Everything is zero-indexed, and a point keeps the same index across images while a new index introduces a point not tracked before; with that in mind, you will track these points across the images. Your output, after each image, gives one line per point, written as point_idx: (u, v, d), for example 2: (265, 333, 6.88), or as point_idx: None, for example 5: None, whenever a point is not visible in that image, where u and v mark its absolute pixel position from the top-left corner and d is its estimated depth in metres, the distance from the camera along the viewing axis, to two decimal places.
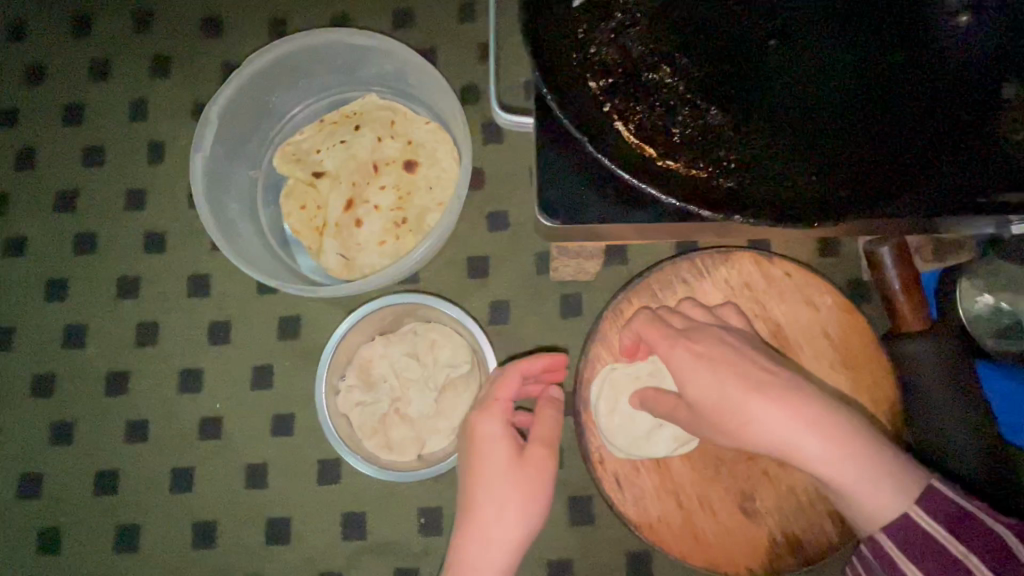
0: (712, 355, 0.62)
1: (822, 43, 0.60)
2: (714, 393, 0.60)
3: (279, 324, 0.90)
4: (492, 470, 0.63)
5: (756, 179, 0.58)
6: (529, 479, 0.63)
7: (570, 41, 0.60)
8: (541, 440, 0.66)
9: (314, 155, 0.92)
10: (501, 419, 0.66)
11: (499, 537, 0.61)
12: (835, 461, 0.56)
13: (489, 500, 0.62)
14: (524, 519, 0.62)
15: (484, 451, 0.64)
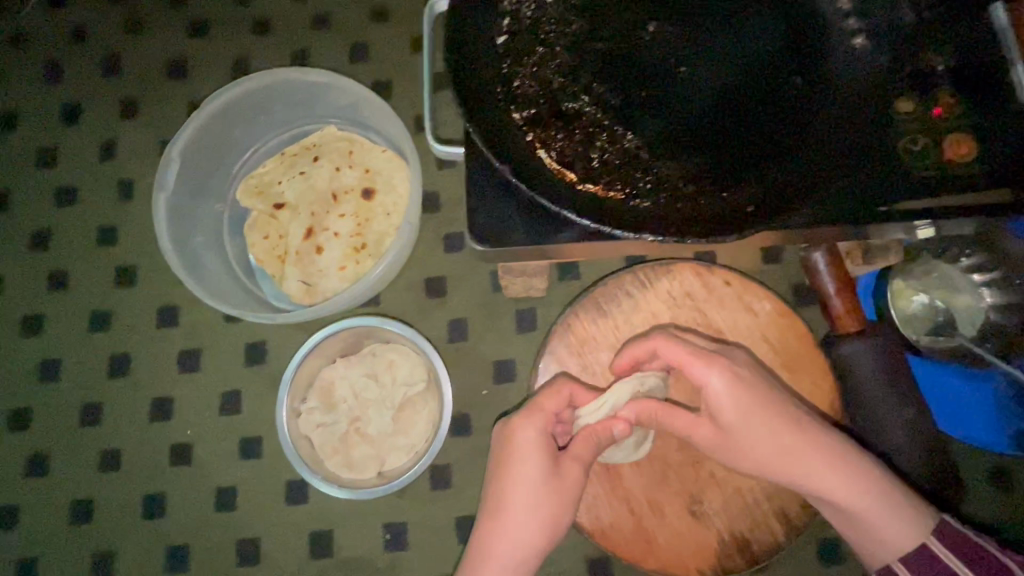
0: (744, 381, 0.66)
1: (728, 68, 0.65)
2: (751, 414, 0.65)
3: (246, 350, 0.94)
4: (528, 480, 0.66)
5: (671, 197, 0.62)
6: (561, 494, 0.66)
7: (495, 77, 0.65)
8: (579, 459, 0.68)
9: (275, 187, 0.96)
10: (543, 433, 0.67)
11: (521, 547, 0.65)
12: (857, 493, 0.64)
13: (518, 507, 0.66)
14: (546, 530, 0.66)
15: (525, 460, 0.66)
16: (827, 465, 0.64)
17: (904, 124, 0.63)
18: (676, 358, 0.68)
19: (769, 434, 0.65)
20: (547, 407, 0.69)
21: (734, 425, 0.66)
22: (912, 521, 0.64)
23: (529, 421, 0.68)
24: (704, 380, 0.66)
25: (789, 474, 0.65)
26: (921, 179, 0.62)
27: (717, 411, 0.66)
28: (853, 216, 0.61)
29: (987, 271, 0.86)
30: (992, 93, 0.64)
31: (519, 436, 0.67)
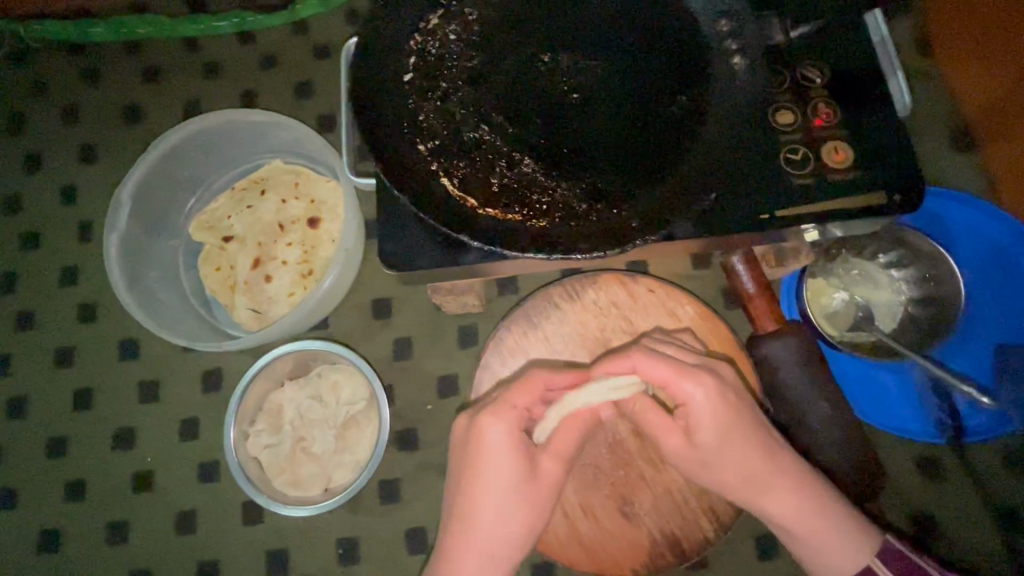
0: (725, 399, 0.66)
1: (618, 91, 0.69)
2: (738, 434, 0.66)
3: (203, 378, 0.98)
4: (501, 484, 0.63)
5: (566, 216, 0.66)
6: (539, 493, 0.65)
7: (402, 112, 0.70)
8: (559, 454, 0.66)
9: (225, 221, 1.01)
10: (513, 429, 0.64)
11: (500, 552, 0.63)
12: (814, 510, 0.67)
13: (494, 512, 0.63)
14: (526, 532, 0.64)
15: (498, 464, 0.63)
16: (789, 493, 0.66)
17: (785, 134, 0.67)
18: (660, 376, 0.66)
19: (740, 459, 0.66)
20: (518, 405, 0.65)
21: (708, 446, 0.66)
22: (862, 543, 0.67)
23: (499, 419, 0.64)
24: (687, 398, 0.66)
25: (772, 489, 0.67)
26: (799, 187, 0.66)
27: (694, 428, 0.67)
28: (737, 224, 0.65)
29: (903, 268, 0.90)
30: (871, 102, 0.69)
31: (487, 436, 0.63)
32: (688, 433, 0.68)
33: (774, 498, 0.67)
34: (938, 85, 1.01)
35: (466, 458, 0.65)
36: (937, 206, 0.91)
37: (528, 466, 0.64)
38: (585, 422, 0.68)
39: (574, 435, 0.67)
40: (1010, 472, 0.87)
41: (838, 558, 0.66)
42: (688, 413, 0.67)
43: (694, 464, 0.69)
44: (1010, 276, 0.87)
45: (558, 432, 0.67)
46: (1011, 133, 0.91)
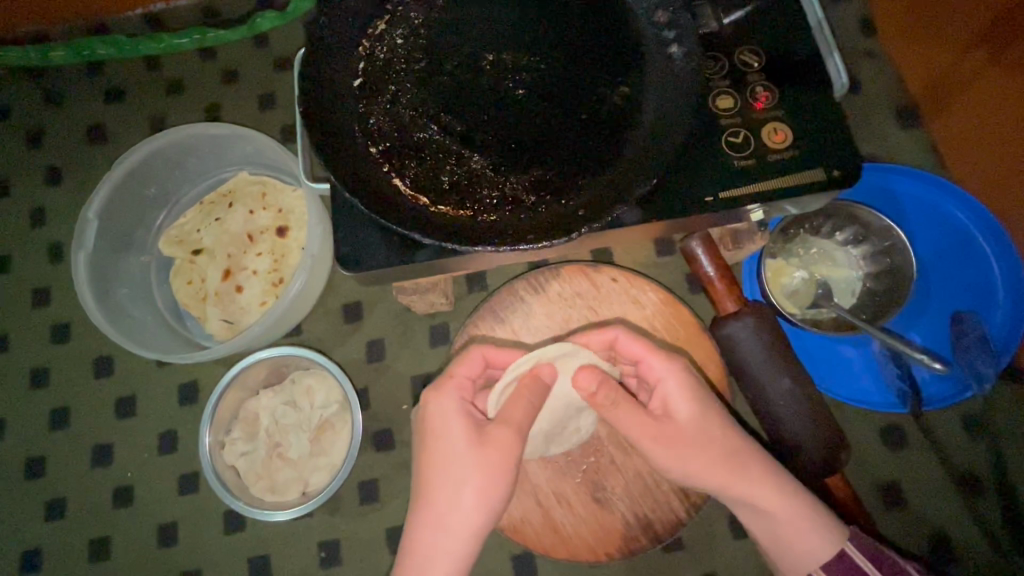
0: (697, 379, 0.70)
1: (561, 85, 0.71)
2: (706, 415, 0.67)
3: (179, 390, 0.99)
4: (450, 451, 0.65)
5: (515, 210, 0.67)
6: (489, 458, 0.64)
7: (352, 116, 0.71)
8: (509, 422, 0.66)
9: (194, 234, 1.03)
10: (460, 397, 0.68)
11: (457, 525, 0.62)
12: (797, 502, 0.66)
13: (447, 480, 0.64)
14: (481, 501, 0.63)
15: (445, 430, 0.66)
16: (762, 473, 0.66)
17: (724, 119, 0.69)
18: (635, 352, 0.72)
19: (713, 437, 0.66)
20: (458, 374, 0.71)
21: (687, 421, 0.67)
22: (824, 526, 0.68)
23: (445, 391, 0.69)
24: (659, 376, 0.70)
25: (766, 478, 0.66)
26: (740, 168, 0.68)
27: (671, 407, 0.68)
28: (681, 207, 0.67)
29: (860, 244, 0.92)
30: (809, 82, 0.71)
31: (436, 407, 0.67)
32: (666, 415, 0.68)
33: (772, 487, 0.66)
34: (884, 65, 1.04)
35: (418, 431, 0.69)
36: (890, 183, 0.93)
37: (475, 432, 0.65)
38: (531, 395, 0.69)
39: (521, 408, 0.67)
40: (970, 437, 0.89)
41: (802, 541, 0.67)
42: (661, 394, 0.70)
43: (674, 451, 0.66)
44: (962, 245, 0.90)
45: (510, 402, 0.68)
46: (955, 108, 0.93)
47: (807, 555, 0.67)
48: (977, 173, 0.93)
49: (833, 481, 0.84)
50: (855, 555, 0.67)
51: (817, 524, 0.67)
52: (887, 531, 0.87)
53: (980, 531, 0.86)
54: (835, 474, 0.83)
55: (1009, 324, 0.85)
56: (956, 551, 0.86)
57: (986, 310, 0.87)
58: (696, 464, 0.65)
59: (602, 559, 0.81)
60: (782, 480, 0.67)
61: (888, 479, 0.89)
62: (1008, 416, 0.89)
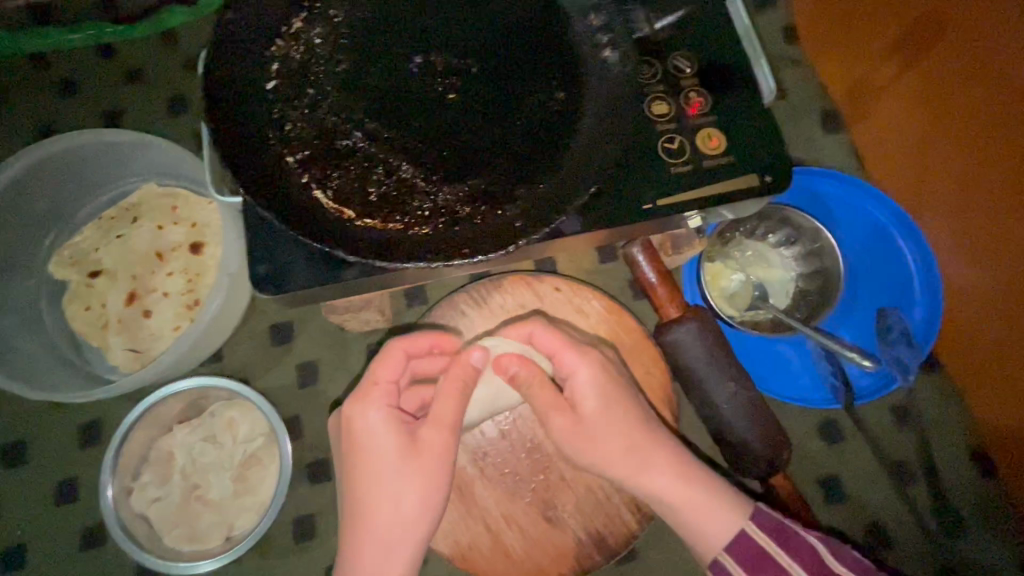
0: (606, 371, 0.70)
1: (494, 89, 0.67)
2: (609, 411, 0.68)
3: (79, 432, 0.87)
4: (385, 468, 0.63)
5: (450, 222, 0.63)
6: (424, 466, 0.64)
7: (266, 123, 0.65)
8: (442, 422, 0.65)
9: (92, 254, 0.92)
10: (386, 408, 0.65)
11: (401, 537, 0.63)
12: (713, 488, 0.70)
13: (387, 495, 0.63)
14: (421, 510, 0.64)
15: (377, 448, 0.64)
16: (671, 459, 0.69)
17: (660, 126, 0.68)
18: (549, 346, 0.70)
19: (618, 428, 0.68)
20: (381, 380, 0.66)
21: (591, 415, 0.68)
22: (739, 507, 0.70)
23: (368, 403, 0.65)
24: (572, 370, 0.69)
25: (679, 467, 0.70)
26: (677, 174, 0.67)
27: (579, 402, 0.68)
28: (621, 216, 0.65)
29: (791, 246, 0.94)
30: (740, 88, 0.71)
31: (361, 422, 0.64)
32: (574, 409, 0.69)
33: (681, 475, 0.70)
34: (807, 71, 1.08)
35: (344, 447, 0.66)
36: (817, 186, 0.96)
37: (407, 442, 0.64)
38: (461, 388, 0.66)
39: (450, 402, 0.66)
40: (899, 427, 0.93)
41: (714, 527, 0.69)
42: (572, 387, 0.69)
43: (580, 441, 0.68)
44: (881, 244, 0.95)
45: (438, 398, 0.66)
46: (872, 114, 0.98)
47: (709, 536, 0.69)
48: (894, 176, 0.98)
49: (778, 481, 0.84)
50: (755, 533, 0.69)
51: (719, 503, 0.70)
52: (827, 524, 0.90)
53: (911, 518, 0.90)
54: (780, 473, 0.84)
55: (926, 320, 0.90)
56: (891, 539, 0.90)
57: (907, 307, 0.92)
58: (597, 454, 0.68)
59: None
60: (675, 463, 0.69)
61: (827, 473, 0.92)
62: (931, 405, 0.93)
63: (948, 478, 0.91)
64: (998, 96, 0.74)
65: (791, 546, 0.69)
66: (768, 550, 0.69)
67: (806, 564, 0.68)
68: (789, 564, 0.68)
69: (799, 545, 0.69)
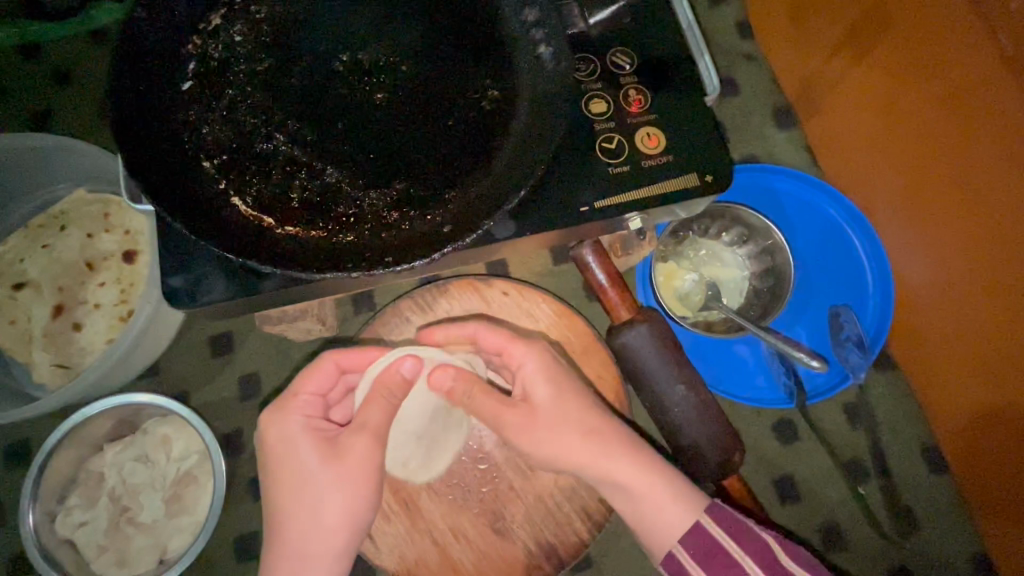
0: (557, 361, 0.71)
1: (423, 88, 0.65)
2: (559, 408, 0.68)
3: (7, 453, 0.84)
4: (302, 476, 0.62)
5: (377, 229, 0.61)
6: (343, 474, 0.62)
7: (181, 126, 0.61)
8: (366, 426, 0.62)
9: (16, 265, 0.87)
10: (307, 416, 0.64)
11: (320, 547, 0.62)
12: (654, 485, 0.68)
13: (303, 504, 0.61)
14: (344, 520, 0.62)
15: (296, 454, 0.62)
16: (614, 448, 0.68)
17: (598, 125, 0.66)
18: (497, 343, 0.71)
19: (572, 415, 0.68)
20: (304, 391, 0.65)
21: (545, 404, 0.68)
22: (692, 500, 0.69)
23: (287, 413, 0.64)
24: (520, 362, 0.70)
25: (617, 460, 0.68)
26: (615, 175, 0.65)
27: (529, 391, 0.69)
28: (556, 219, 0.63)
29: (745, 244, 0.93)
30: (680, 86, 0.69)
31: (280, 429, 0.63)
32: (526, 401, 0.69)
33: (619, 466, 0.68)
34: (762, 66, 1.07)
35: (263, 457, 0.64)
36: (771, 184, 0.95)
37: (327, 449, 0.62)
38: (388, 395, 0.63)
39: (376, 408, 0.63)
40: (853, 425, 0.93)
41: (664, 518, 0.68)
42: (523, 378, 0.69)
43: (530, 437, 0.68)
44: (835, 241, 0.94)
45: (363, 404, 0.64)
46: (824, 108, 0.97)
47: (662, 526, 0.68)
48: (847, 172, 0.97)
49: (731, 483, 0.84)
50: (711, 526, 0.67)
51: (666, 494, 0.68)
52: (783, 525, 0.90)
53: (866, 515, 0.90)
54: (733, 476, 0.83)
55: (880, 316, 0.89)
56: (846, 538, 0.89)
57: (859, 304, 0.92)
58: (552, 448, 0.67)
59: None
60: (629, 451, 0.68)
61: (781, 472, 0.91)
62: (884, 402, 0.93)
63: (902, 475, 0.91)
64: (949, 92, 0.72)
65: (746, 541, 0.67)
66: (722, 543, 0.67)
67: (760, 560, 0.66)
68: (742, 558, 0.66)
69: (753, 541, 0.67)
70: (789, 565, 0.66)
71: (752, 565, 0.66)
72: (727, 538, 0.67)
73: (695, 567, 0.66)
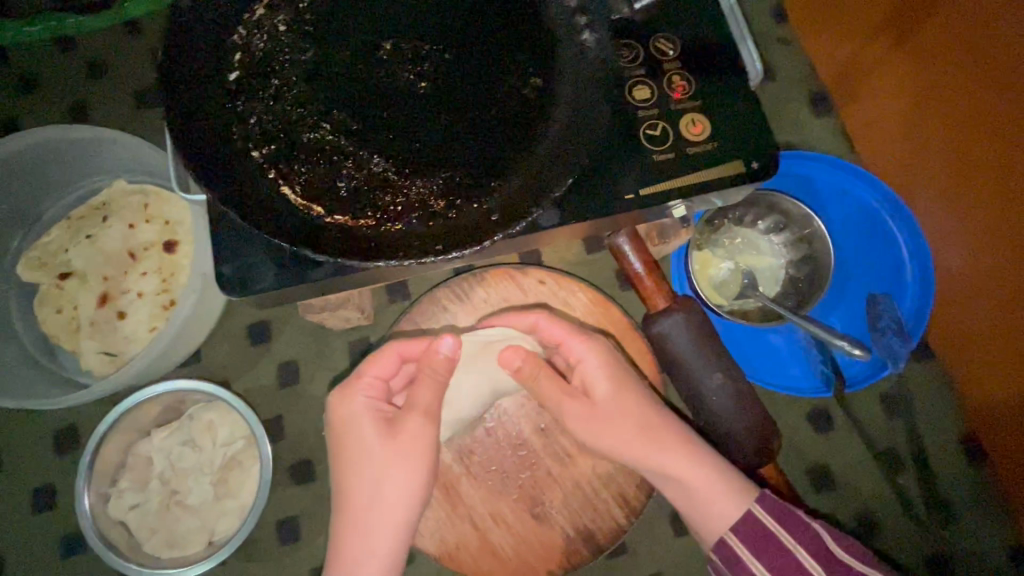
0: (614, 356, 0.71)
1: (466, 75, 0.64)
2: (618, 402, 0.69)
3: (56, 438, 0.87)
4: (364, 456, 0.63)
5: (424, 218, 0.61)
6: (402, 450, 0.63)
7: (229, 115, 0.62)
8: (417, 408, 0.65)
9: (60, 256, 0.88)
10: (369, 398, 0.66)
11: (381, 523, 0.63)
12: (709, 473, 0.69)
13: (365, 481, 0.63)
14: (403, 496, 0.63)
15: (357, 433, 0.64)
16: (670, 438, 0.69)
17: (642, 111, 0.66)
18: (556, 336, 0.71)
19: (633, 408, 0.70)
20: (365, 375, 0.67)
21: (605, 399, 0.69)
22: (740, 490, 0.69)
23: (352, 394, 0.66)
24: (581, 356, 0.70)
25: (677, 448, 0.69)
26: (660, 162, 0.64)
27: (591, 385, 0.70)
28: (601, 208, 0.63)
29: (780, 232, 0.93)
30: (725, 71, 0.68)
31: (342, 410, 0.65)
32: (587, 395, 0.70)
33: (676, 454, 0.69)
34: (797, 50, 1.05)
35: (330, 438, 0.67)
36: (808, 170, 0.94)
37: (386, 427, 0.64)
38: (433, 373, 0.65)
39: (426, 389, 0.65)
40: (890, 415, 0.92)
41: (715, 509, 0.69)
42: (583, 372, 0.70)
43: (594, 425, 0.69)
44: (872, 228, 0.93)
45: (414, 387, 0.66)
46: (863, 93, 0.95)
47: (713, 517, 0.69)
48: (885, 158, 0.96)
49: (767, 471, 0.84)
50: (764, 516, 0.68)
51: (723, 486, 0.69)
52: (818, 512, 0.90)
53: (902, 503, 0.90)
54: (770, 464, 0.83)
55: (920, 303, 0.88)
56: (882, 526, 0.89)
57: (898, 292, 0.90)
58: (608, 437, 0.69)
59: None
60: (682, 446, 0.69)
61: (817, 461, 0.91)
62: (923, 391, 0.92)
63: (940, 464, 0.91)
64: (999, 87, 0.70)
65: (800, 531, 0.68)
66: (774, 530, 0.68)
67: (812, 550, 0.68)
68: (793, 544, 0.68)
69: (807, 531, 0.69)
70: (841, 554, 0.68)
71: (805, 552, 0.67)
72: (778, 525, 0.68)
73: (751, 556, 0.67)
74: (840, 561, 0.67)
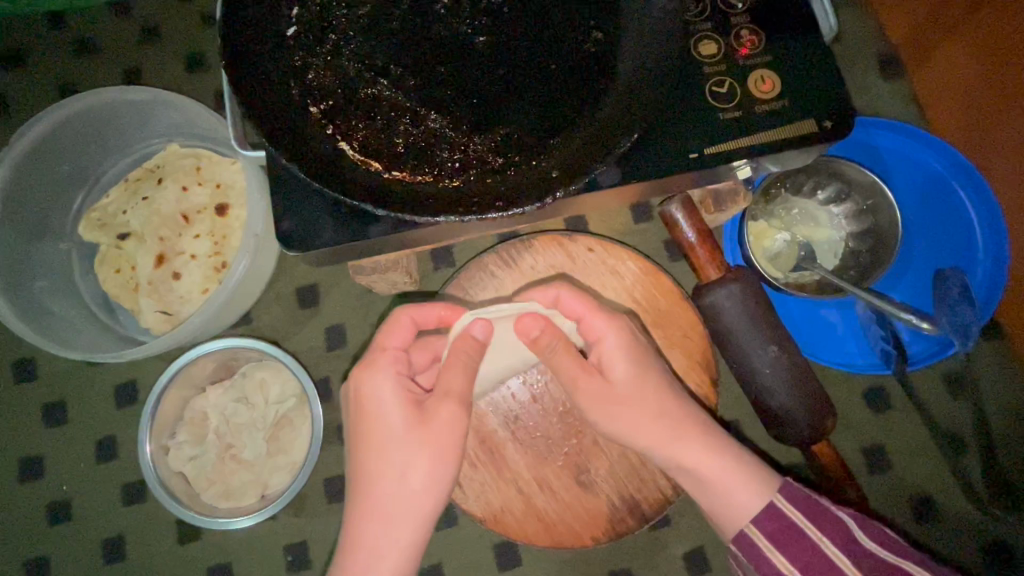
0: (635, 337, 0.68)
1: (523, 30, 0.62)
2: (635, 384, 0.66)
3: (116, 392, 0.91)
4: (390, 437, 0.60)
5: (479, 175, 0.60)
6: (430, 437, 0.60)
7: (288, 70, 0.61)
8: (450, 393, 0.61)
9: (119, 217, 0.91)
10: (397, 376, 0.62)
11: (409, 510, 0.60)
12: (726, 476, 0.66)
13: (392, 467, 0.59)
14: (430, 483, 0.60)
15: (385, 414, 0.61)
16: (684, 433, 0.66)
17: (708, 68, 0.63)
18: (577, 311, 0.67)
19: (647, 395, 0.66)
20: (389, 347, 0.64)
21: (622, 380, 0.66)
22: (757, 481, 0.66)
23: (376, 367, 0.62)
24: (601, 335, 0.67)
25: (701, 461, 0.66)
26: (726, 122, 0.61)
27: (607, 365, 0.67)
28: (665, 165, 0.61)
29: (842, 202, 0.88)
30: (797, 27, 0.64)
31: (368, 388, 0.61)
32: (601, 372, 0.67)
33: (701, 457, 0.66)
34: (863, 13, 0.99)
35: (351, 415, 0.63)
36: (872, 138, 0.90)
37: (416, 411, 0.61)
38: (466, 359, 0.62)
39: (458, 373, 0.61)
40: (948, 395, 0.89)
41: (733, 499, 0.66)
42: (601, 352, 0.67)
43: (603, 408, 0.67)
44: (941, 197, 0.88)
45: (444, 368, 0.62)
46: (937, 57, 0.89)
47: (727, 507, 0.66)
48: (958, 127, 0.90)
49: (819, 448, 0.81)
50: (787, 508, 0.64)
51: (737, 473, 0.66)
52: (869, 492, 0.88)
53: (960, 487, 0.87)
54: (824, 440, 0.81)
55: (991, 279, 0.83)
56: (936, 508, 0.87)
57: (967, 266, 0.85)
58: (620, 423, 0.66)
59: (588, 543, 0.77)
60: (697, 434, 0.66)
61: (868, 440, 0.89)
62: (985, 372, 0.89)
63: (1004, 447, 0.87)
64: None
65: (827, 517, 0.64)
66: (798, 524, 0.64)
67: (840, 543, 0.63)
68: (819, 538, 0.63)
69: (830, 525, 0.64)
70: (873, 547, 0.62)
71: (833, 547, 0.62)
72: (800, 516, 0.64)
73: (772, 550, 0.63)
74: (869, 554, 0.61)
